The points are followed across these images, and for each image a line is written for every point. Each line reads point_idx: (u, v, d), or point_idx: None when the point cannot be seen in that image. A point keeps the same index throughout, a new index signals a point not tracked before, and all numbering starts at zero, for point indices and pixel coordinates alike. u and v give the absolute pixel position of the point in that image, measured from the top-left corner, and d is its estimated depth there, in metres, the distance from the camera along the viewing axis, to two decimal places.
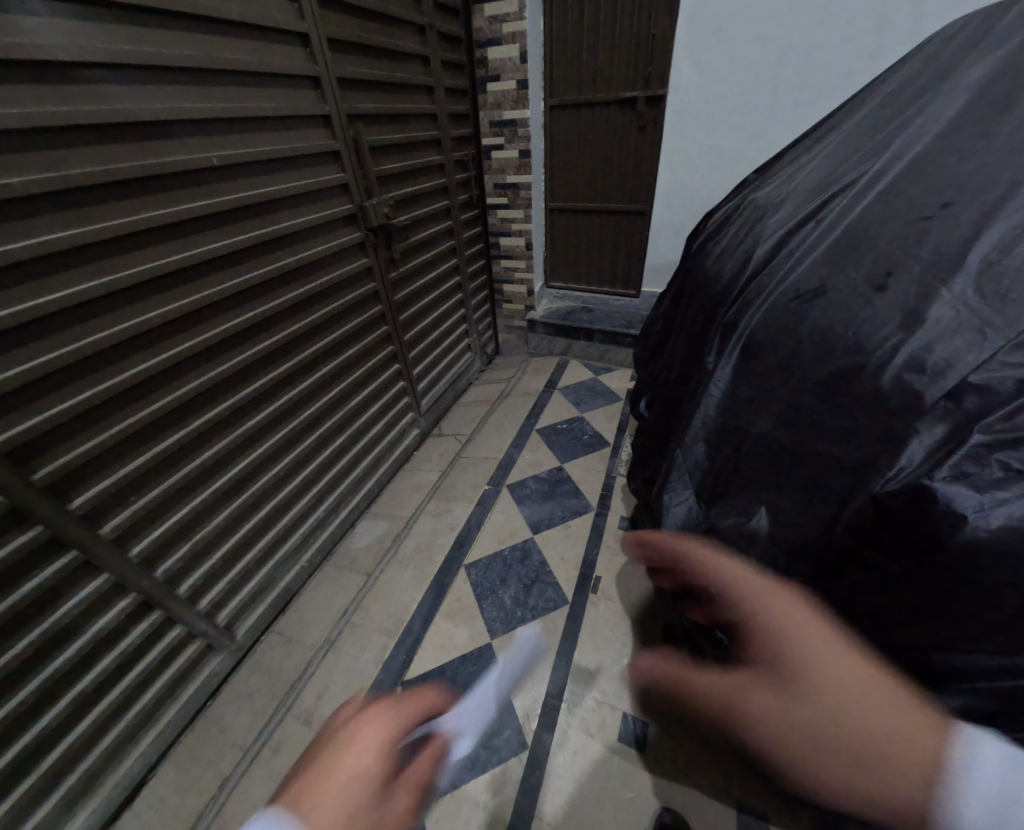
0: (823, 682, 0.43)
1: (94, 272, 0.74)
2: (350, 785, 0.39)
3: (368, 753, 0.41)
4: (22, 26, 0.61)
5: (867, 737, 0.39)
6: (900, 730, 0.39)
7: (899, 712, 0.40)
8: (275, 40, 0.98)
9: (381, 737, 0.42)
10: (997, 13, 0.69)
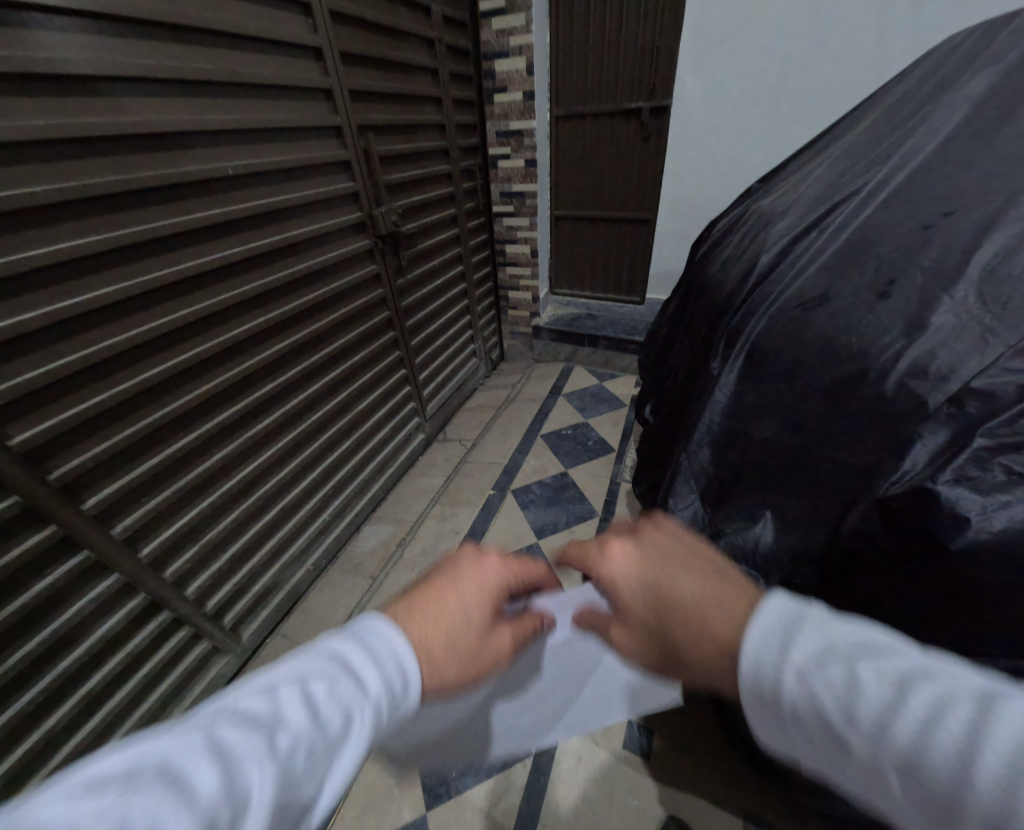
0: (650, 600, 0.45)
1: (112, 277, 0.76)
2: (465, 606, 0.45)
3: (484, 594, 0.47)
4: (49, 43, 0.64)
5: (682, 629, 0.41)
6: (705, 614, 0.40)
7: (709, 596, 0.41)
8: (290, 54, 1.01)
9: (495, 583, 0.48)
10: (997, 26, 0.70)
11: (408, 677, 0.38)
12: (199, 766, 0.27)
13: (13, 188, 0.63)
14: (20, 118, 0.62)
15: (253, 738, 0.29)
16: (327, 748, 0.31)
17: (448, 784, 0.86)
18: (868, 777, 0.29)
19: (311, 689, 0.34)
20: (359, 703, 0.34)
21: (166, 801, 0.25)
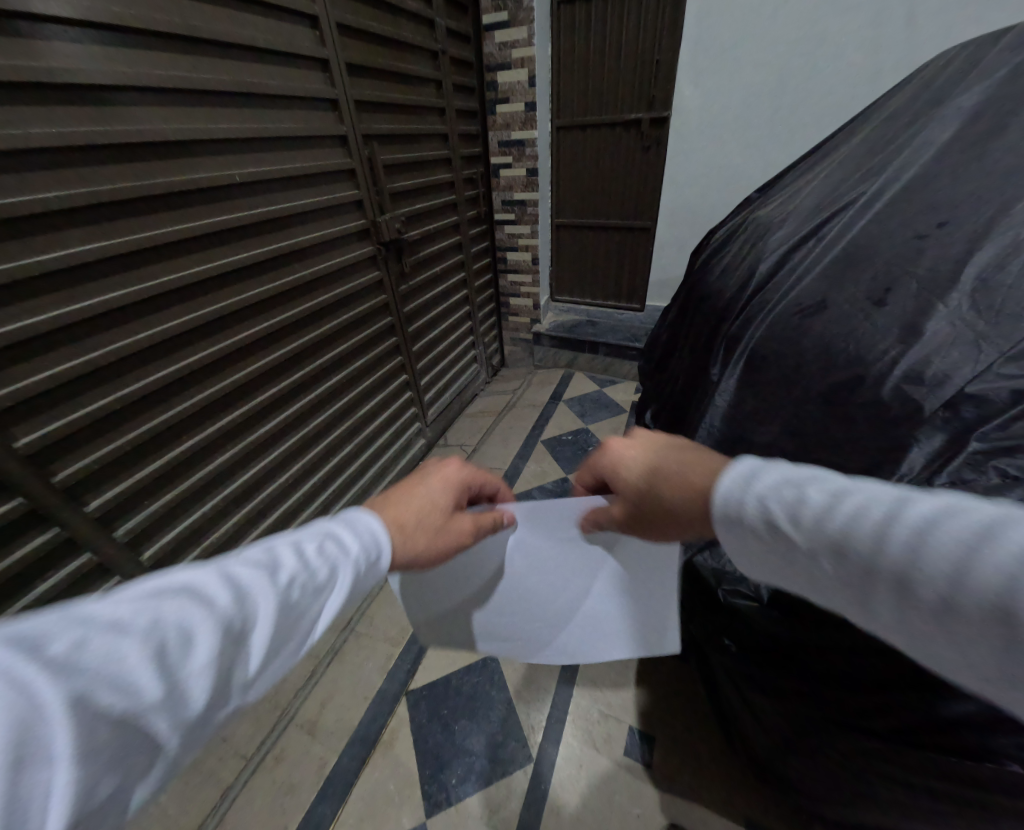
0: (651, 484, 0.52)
1: (120, 282, 0.77)
2: (432, 495, 0.57)
3: (445, 484, 0.59)
4: (61, 54, 0.65)
5: (673, 485, 0.50)
6: (690, 476, 0.49)
7: (690, 462, 0.50)
8: (297, 65, 1.04)
9: (456, 477, 0.60)
10: (986, 44, 0.72)
11: (379, 542, 0.48)
12: (212, 590, 0.36)
13: (25, 194, 0.64)
14: (31, 126, 0.64)
15: (253, 577, 0.38)
16: (313, 592, 0.41)
17: (448, 790, 0.86)
18: (813, 570, 0.36)
19: (301, 550, 0.43)
20: (337, 563, 0.44)
21: (188, 607, 0.34)
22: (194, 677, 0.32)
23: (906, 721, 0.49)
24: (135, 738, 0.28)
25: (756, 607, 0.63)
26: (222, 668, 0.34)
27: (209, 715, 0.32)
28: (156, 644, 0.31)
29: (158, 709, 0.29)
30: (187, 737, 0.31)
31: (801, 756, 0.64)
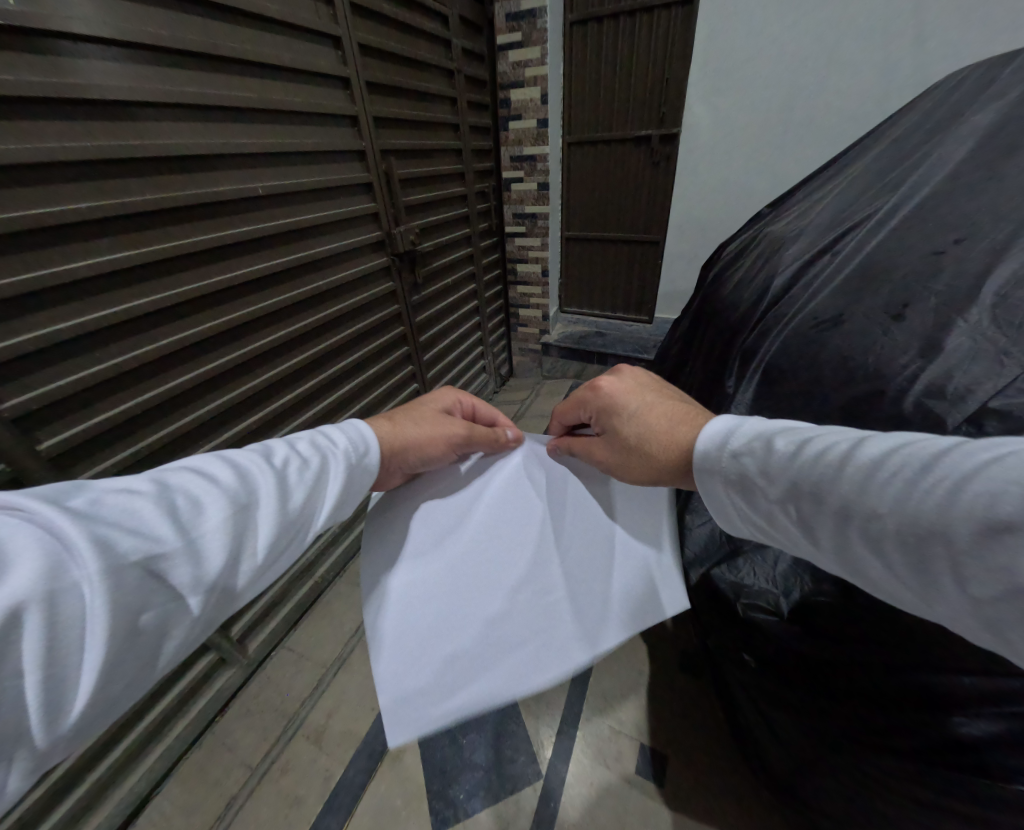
0: (641, 438, 0.56)
1: (145, 290, 0.79)
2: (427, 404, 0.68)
3: (438, 400, 0.70)
4: (97, 72, 0.68)
5: (666, 437, 0.53)
6: (675, 429, 0.53)
7: (678, 418, 0.54)
8: (319, 83, 1.07)
9: (451, 397, 0.71)
10: (996, 67, 0.73)
11: (366, 441, 0.57)
12: (212, 477, 0.43)
13: (58, 204, 0.66)
14: (67, 139, 0.66)
15: (247, 470, 0.45)
16: (304, 482, 0.48)
17: (456, 805, 0.84)
18: (783, 516, 0.40)
19: (286, 452, 0.50)
20: (323, 461, 0.51)
21: (192, 488, 0.41)
22: (205, 537, 0.38)
23: (932, 741, 0.48)
24: (162, 578, 0.35)
25: (778, 623, 0.62)
26: (230, 530, 0.40)
27: (226, 570, 0.39)
28: (169, 511, 0.38)
29: (178, 554, 0.36)
30: (209, 585, 0.37)
31: (821, 775, 0.62)
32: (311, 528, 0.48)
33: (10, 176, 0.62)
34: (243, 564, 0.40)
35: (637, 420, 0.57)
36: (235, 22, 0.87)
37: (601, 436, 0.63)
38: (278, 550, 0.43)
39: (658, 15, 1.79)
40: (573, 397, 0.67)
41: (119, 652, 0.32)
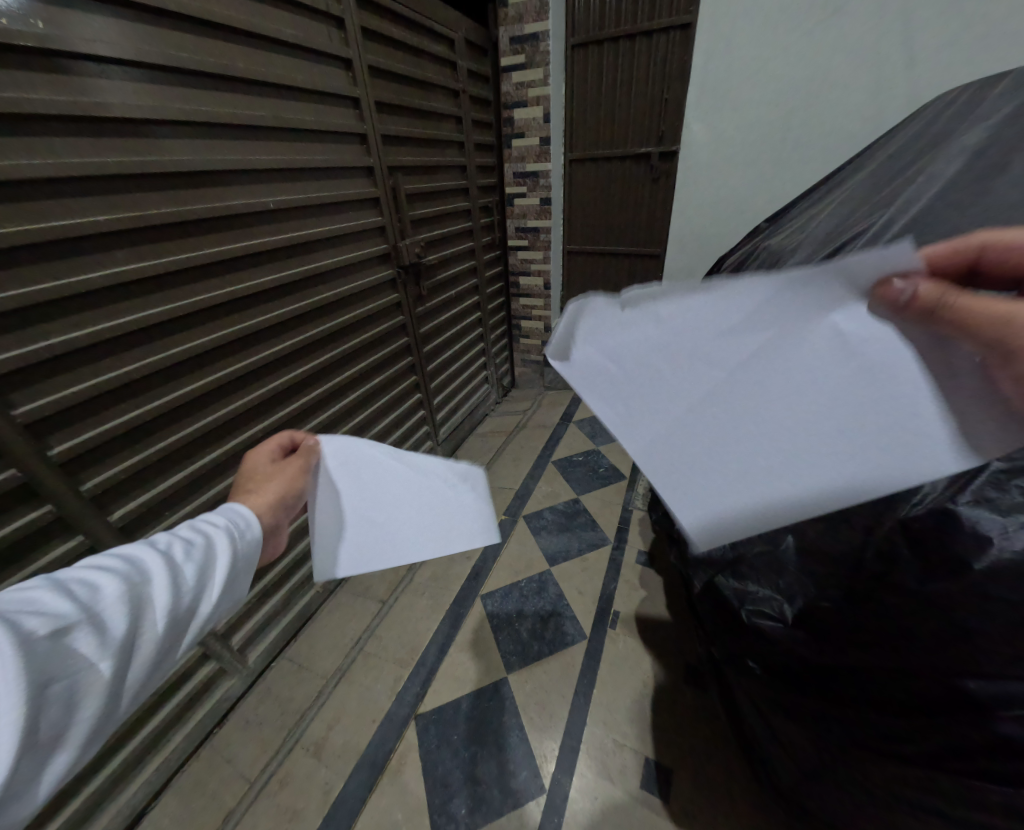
0: None
1: (155, 301, 0.81)
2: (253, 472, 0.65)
3: (259, 459, 0.67)
4: (117, 90, 0.71)
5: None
6: None
7: None
8: (331, 103, 1.11)
9: (265, 450, 0.68)
10: (983, 89, 0.76)
11: (241, 513, 0.55)
12: (105, 560, 0.43)
13: (76, 218, 0.69)
14: (81, 155, 0.68)
15: (144, 548, 0.46)
16: (206, 547, 0.49)
17: (457, 819, 0.83)
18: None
19: (182, 527, 0.50)
20: (219, 528, 0.51)
21: (87, 571, 0.41)
22: (111, 614, 0.39)
23: (941, 748, 0.47)
24: (71, 654, 0.35)
25: (782, 629, 0.62)
26: (136, 599, 0.41)
27: (138, 638, 0.40)
28: (72, 593, 0.38)
29: (87, 628, 0.37)
30: (120, 654, 0.38)
31: (830, 789, 0.61)
32: (217, 587, 0.47)
33: (28, 190, 0.64)
34: (151, 633, 0.41)
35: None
36: (250, 46, 0.90)
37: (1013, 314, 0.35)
38: (193, 615, 0.45)
39: (657, 38, 1.85)
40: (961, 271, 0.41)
41: (29, 733, 0.31)
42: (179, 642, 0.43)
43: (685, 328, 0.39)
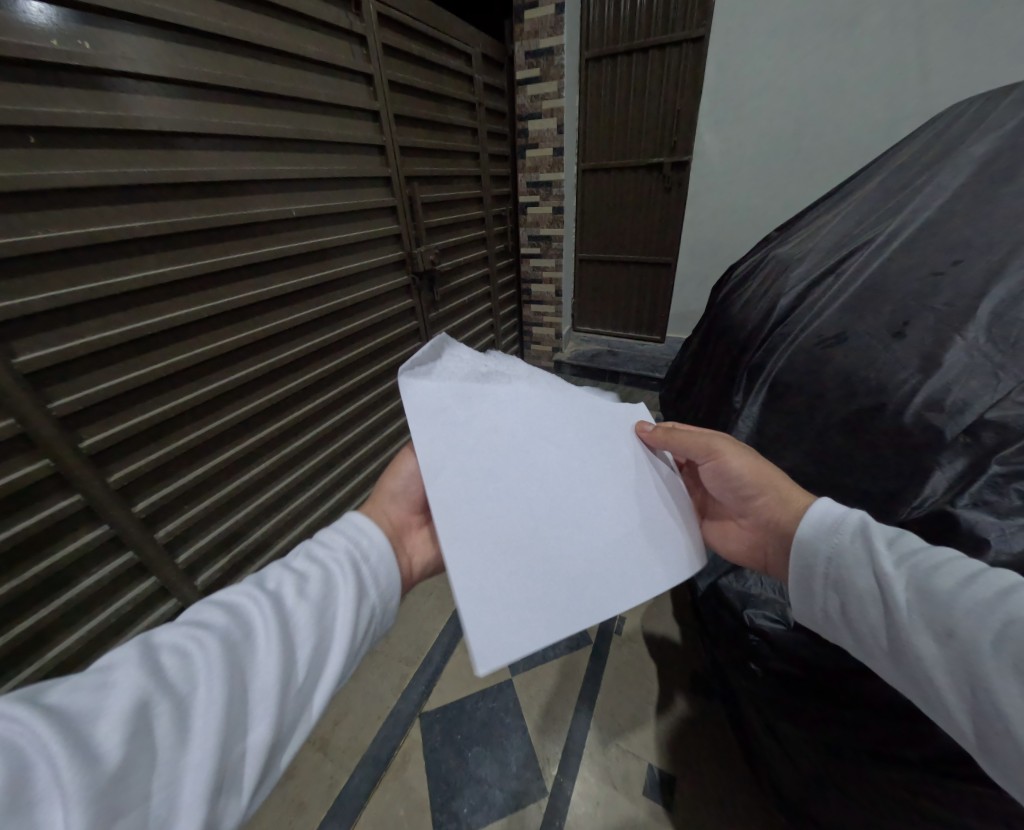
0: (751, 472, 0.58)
1: (184, 303, 0.85)
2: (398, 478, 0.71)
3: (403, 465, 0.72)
4: (153, 105, 0.76)
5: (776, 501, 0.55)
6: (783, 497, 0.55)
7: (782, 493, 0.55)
8: (351, 115, 1.16)
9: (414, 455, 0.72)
10: (992, 100, 0.77)
11: (364, 531, 0.57)
12: (205, 622, 0.43)
13: (111, 223, 0.73)
14: (120, 166, 0.73)
15: (245, 606, 0.45)
16: (308, 602, 0.47)
17: (459, 817, 0.84)
18: (887, 610, 0.41)
19: (290, 575, 0.50)
20: (330, 575, 0.51)
21: (183, 638, 0.41)
22: (200, 700, 0.37)
23: (939, 755, 0.47)
24: (158, 757, 0.34)
25: (784, 631, 0.63)
26: (236, 667, 0.40)
27: (235, 724, 0.38)
28: (164, 670, 0.38)
29: (174, 717, 0.36)
30: (214, 747, 0.36)
31: (833, 799, 0.61)
32: (332, 637, 0.47)
33: (72, 198, 0.69)
34: (262, 704, 0.40)
35: (750, 452, 0.60)
36: (277, 62, 0.95)
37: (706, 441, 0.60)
38: (295, 687, 0.42)
39: (670, 51, 1.87)
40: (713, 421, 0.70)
41: None
42: (289, 717, 0.41)
43: (498, 431, 0.55)
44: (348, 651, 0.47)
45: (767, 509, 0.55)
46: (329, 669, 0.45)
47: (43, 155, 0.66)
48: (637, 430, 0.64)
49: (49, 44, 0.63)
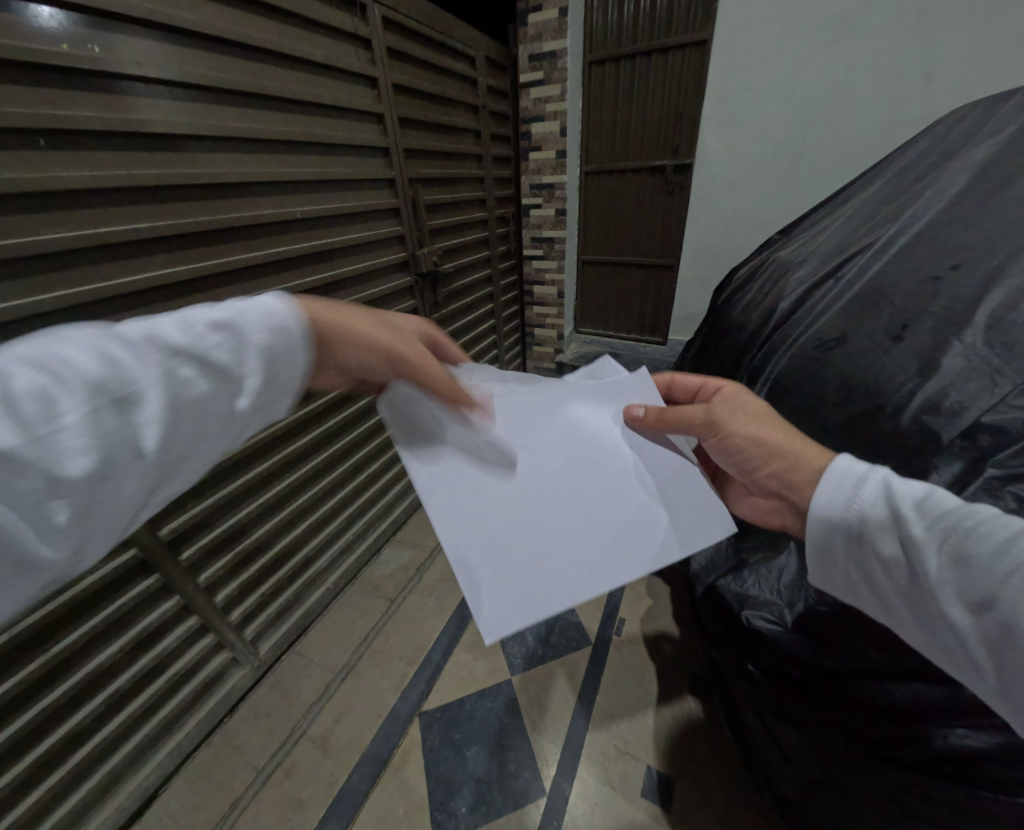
0: (754, 443, 0.55)
1: (190, 303, 0.87)
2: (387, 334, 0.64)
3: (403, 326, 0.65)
4: (161, 108, 0.77)
5: (783, 473, 0.53)
6: (792, 468, 0.52)
7: (791, 463, 0.52)
8: (356, 119, 1.17)
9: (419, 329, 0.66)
10: (994, 104, 0.77)
11: (286, 319, 0.49)
12: (65, 362, 0.38)
13: (118, 225, 0.74)
14: (127, 167, 0.74)
15: (125, 354, 0.41)
16: (201, 380, 0.44)
17: (457, 817, 0.84)
18: (917, 582, 0.40)
19: (183, 331, 0.44)
20: (230, 353, 0.46)
21: (39, 375, 0.37)
22: (58, 438, 0.36)
23: (934, 756, 0.47)
24: (10, 475, 0.33)
25: (780, 632, 0.64)
26: (103, 420, 0.38)
27: (105, 461, 0.38)
28: (17, 399, 0.35)
29: (24, 451, 0.34)
30: (78, 480, 0.36)
31: (831, 800, 0.61)
32: (220, 419, 0.46)
33: (81, 198, 0.70)
34: (134, 459, 0.40)
35: (755, 410, 0.58)
36: (283, 65, 0.96)
37: (706, 413, 0.58)
38: (171, 450, 0.43)
39: (673, 54, 1.87)
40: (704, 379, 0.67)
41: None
42: (162, 471, 0.43)
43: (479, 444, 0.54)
44: (231, 433, 0.47)
45: (778, 483, 0.53)
46: (208, 436, 0.45)
47: (52, 158, 0.67)
48: (625, 417, 0.60)
49: (60, 49, 0.65)
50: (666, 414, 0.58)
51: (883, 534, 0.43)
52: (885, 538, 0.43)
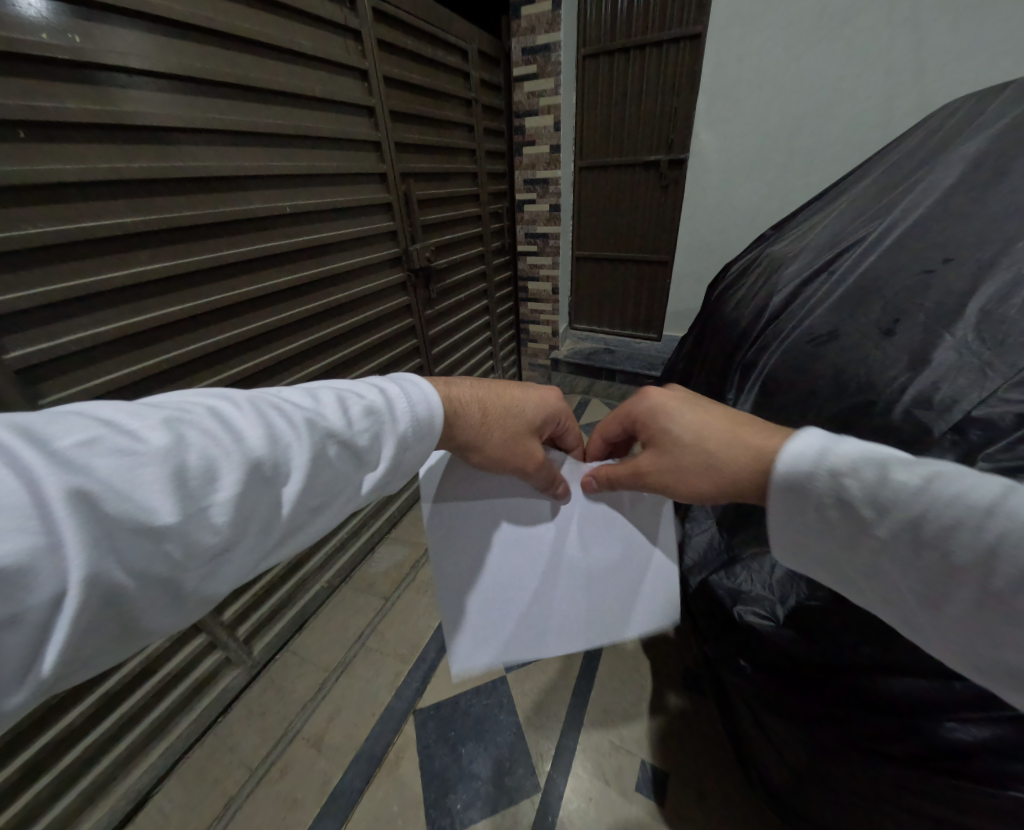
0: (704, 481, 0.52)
1: (177, 299, 0.85)
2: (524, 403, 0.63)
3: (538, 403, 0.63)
4: (146, 100, 0.76)
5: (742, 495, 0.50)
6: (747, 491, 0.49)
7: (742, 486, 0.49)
8: (346, 111, 1.15)
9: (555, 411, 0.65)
10: (987, 97, 0.77)
11: (432, 413, 0.55)
12: (234, 433, 0.41)
13: (102, 219, 0.72)
14: (111, 161, 0.72)
15: (286, 434, 0.44)
16: (333, 461, 0.46)
17: (452, 814, 0.84)
18: (883, 556, 0.39)
19: (336, 416, 0.48)
20: (364, 438, 0.49)
21: (210, 445, 0.39)
22: (209, 515, 0.37)
23: (925, 748, 0.47)
24: (164, 548, 0.35)
25: (773, 628, 0.64)
26: (250, 498, 0.40)
27: (236, 536, 0.39)
28: (187, 471, 0.37)
29: (176, 518, 0.35)
30: (210, 551, 0.38)
31: (822, 790, 0.62)
32: (339, 498, 0.48)
33: (63, 193, 0.68)
34: (259, 535, 0.41)
35: (692, 421, 0.55)
36: (270, 56, 0.94)
37: (641, 471, 0.58)
38: (287, 529, 0.44)
39: (668, 48, 1.86)
40: (620, 405, 0.63)
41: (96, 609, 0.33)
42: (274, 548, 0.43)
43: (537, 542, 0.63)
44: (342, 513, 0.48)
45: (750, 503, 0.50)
46: (322, 516, 0.47)
47: (32, 151, 0.65)
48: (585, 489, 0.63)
49: (39, 38, 0.62)
50: (614, 475, 0.60)
51: (851, 521, 0.41)
52: (853, 523, 0.41)
